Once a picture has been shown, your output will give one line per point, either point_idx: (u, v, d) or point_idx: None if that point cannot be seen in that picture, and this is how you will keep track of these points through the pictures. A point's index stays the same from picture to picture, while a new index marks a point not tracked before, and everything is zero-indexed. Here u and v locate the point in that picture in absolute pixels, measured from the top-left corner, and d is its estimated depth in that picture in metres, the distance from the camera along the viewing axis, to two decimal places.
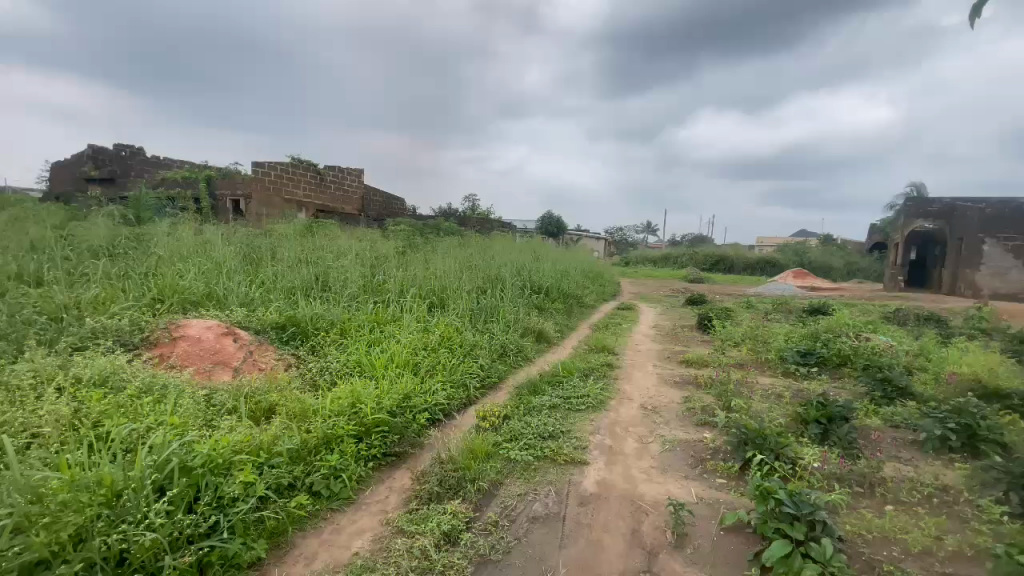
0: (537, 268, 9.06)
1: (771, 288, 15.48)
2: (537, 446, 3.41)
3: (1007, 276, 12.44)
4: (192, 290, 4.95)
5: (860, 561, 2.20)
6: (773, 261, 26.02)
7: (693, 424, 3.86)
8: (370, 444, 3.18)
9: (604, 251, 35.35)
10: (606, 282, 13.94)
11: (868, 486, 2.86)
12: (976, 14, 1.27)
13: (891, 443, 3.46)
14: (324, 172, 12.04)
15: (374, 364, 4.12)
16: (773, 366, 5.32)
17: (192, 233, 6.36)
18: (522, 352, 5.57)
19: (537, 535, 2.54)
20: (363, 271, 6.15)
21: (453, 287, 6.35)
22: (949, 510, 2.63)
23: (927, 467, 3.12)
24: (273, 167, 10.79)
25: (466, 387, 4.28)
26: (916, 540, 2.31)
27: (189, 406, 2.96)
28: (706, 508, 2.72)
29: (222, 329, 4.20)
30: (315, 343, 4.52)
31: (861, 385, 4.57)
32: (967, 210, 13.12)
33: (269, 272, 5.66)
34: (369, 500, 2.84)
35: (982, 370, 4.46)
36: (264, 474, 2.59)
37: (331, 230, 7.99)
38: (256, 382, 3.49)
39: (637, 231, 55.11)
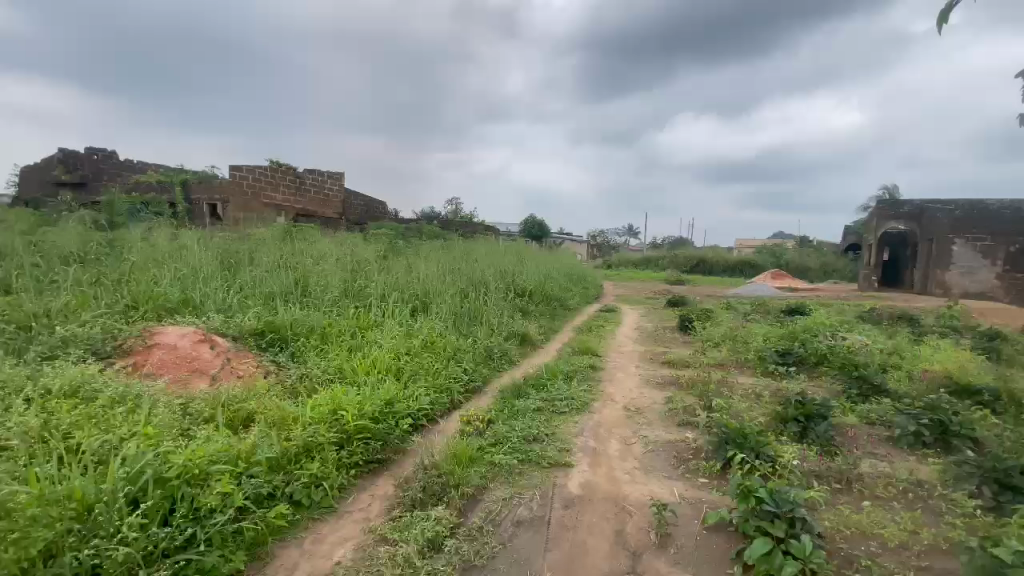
0: (520, 271, 9.09)
1: (751, 288, 16.00)
2: (522, 449, 3.40)
3: (975, 275, 12.67)
4: (168, 297, 4.83)
5: (839, 557, 2.23)
6: (752, 262, 26.51)
7: (675, 424, 3.90)
8: (352, 451, 3.13)
9: (587, 253, 35.69)
10: (590, 284, 14.07)
11: (845, 483, 2.91)
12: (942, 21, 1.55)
13: (868, 439, 3.53)
14: (303, 175, 11.91)
15: (356, 370, 4.08)
16: (752, 366, 5.40)
17: (168, 238, 6.22)
18: (507, 355, 5.58)
19: (522, 539, 2.53)
20: (345, 276, 6.08)
21: (437, 291, 6.33)
22: (924, 505, 2.69)
23: (903, 462, 3.19)
24: (251, 171, 10.66)
25: (450, 391, 4.26)
26: (892, 534, 2.36)
27: (164, 416, 2.87)
28: (689, 507, 2.74)
29: (199, 336, 4.10)
30: (295, 349, 4.46)
31: (837, 383, 4.67)
32: (936, 211, 13.60)
33: (247, 277, 5.56)
34: (351, 509, 2.79)
35: (952, 369, 4.61)
36: (243, 484, 2.52)
37: (311, 234, 7.91)
38: (234, 390, 3.42)
39: (619, 233, 55.69)
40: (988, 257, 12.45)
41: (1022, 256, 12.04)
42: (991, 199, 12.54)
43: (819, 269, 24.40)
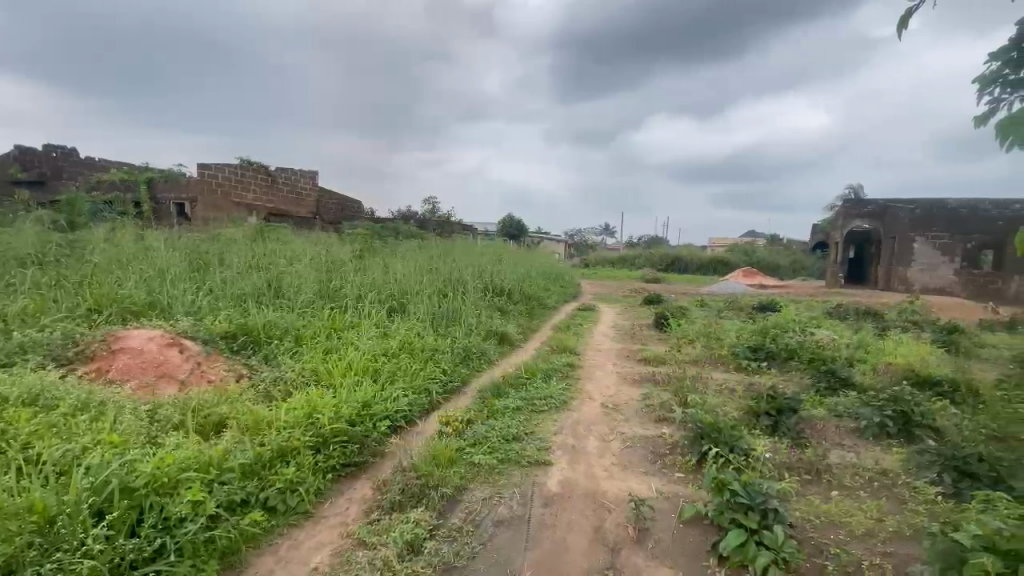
0: (499, 270, 9.08)
1: (723, 287, 15.86)
2: (501, 448, 3.41)
3: (935, 271, 13.28)
4: (133, 299, 4.68)
5: (809, 545, 2.30)
6: (725, 260, 27.03)
7: (652, 420, 3.96)
8: (329, 455, 3.08)
9: (565, 254, 35.97)
10: (567, 283, 14.10)
11: (815, 473, 3.01)
12: (902, 27, 1.54)
13: (835, 430, 3.64)
14: (275, 173, 11.62)
15: (331, 372, 4.01)
16: (726, 361, 5.53)
17: (133, 238, 6.02)
18: (486, 354, 5.58)
19: (502, 539, 2.53)
20: (319, 276, 5.97)
21: (414, 291, 6.27)
22: (888, 493, 2.79)
23: (868, 452, 3.31)
24: (221, 169, 10.41)
25: (429, 393, 4.22)
26: (859, 523, 2.44)
27: (131, 423, 2.78)
28: (665, 502, 2.78)
29: (166, 340, 3.97)
30: (268, 351, 4.36)
31: (807, 377, 4.81)
32: (898, 211, 14.04)
33: (217, 278, 5.41)
34: (329, 513, 2.75)
35: (913, 362, 4.81)
36: (215, 491, 2.46)
37: (284, 234, 7.74)
38: (204, 395, 3.32)
39: (596, 233, 56.22)
40: (947, 254, 13.08)
41: (978, 253, 12.64)
42: (948, 199, 13.08)
43: (789, 267, 25.09)
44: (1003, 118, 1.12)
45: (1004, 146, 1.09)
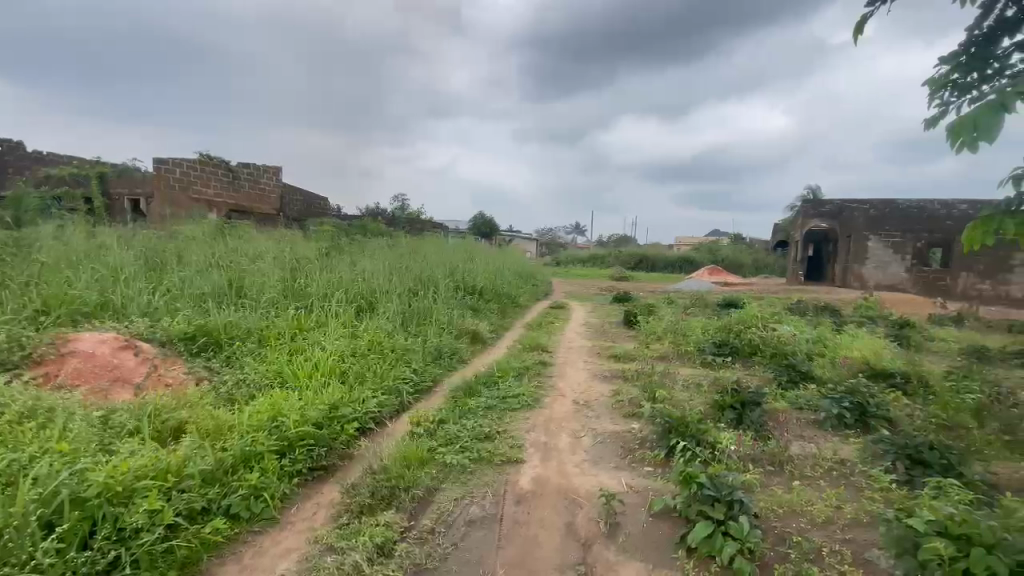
0: (470, 268, 9.03)
1: (686, 287, 15.75)
2: (473, 448, 3.38)
3: (887, 269, 13.91)
4: (85, 300, 4.45)
5: (773, 534, 2.37)
6: (692, 258, 27.65)
7: (621, 416, 4.01)
8: (295, 459, 3.00)
9: (536, 253, 36.15)
10: (538, 281, 14.13)
11: (777, 464, 3.11)
12: (858, 32, 1.66)
13: (796, 421, 3.76)
14: (237, 169, 11.24)
15: (296, 374, 3.91)
16: (693, 357, 5.65)
17: (84, 236, 5.72)
18: (458, 353, 5.54)
19: (474, 539, 2.51)
20: (283, 275, 5.79)
21: (383, 290, 6.17)
22: (846, 481, 2.90)
23: (828, 442, 3.43)
24: (178, 164, 10.04)
25: (399, 393, 4.16)
26: (819, 511, 2.53)
27: (83, 430, 2.64)
28: (636, 496, 2.81)
29: (121, 342, 3.79)
30: (230, 353, 4.21)
31: (769, 371, 4.96)
32: (854, 211, 14.62)
33: (175, 278, 5.20)
34: (295, 519, 2.68)
35: (868, 355, 5.03)
36: (174, 499, 2.36)
37: (246, 231, 7.50)
38: (162, 398, 3.18)
39: (567, 232, 56.72)
40: (899, 253, 13.74)
41: (928, 251, 13.49)
42: (901, 199, 13.71)
43: (752, 265, 25.90)
44: (954, 121, 1.20)
45: (955, 146, 1.17)
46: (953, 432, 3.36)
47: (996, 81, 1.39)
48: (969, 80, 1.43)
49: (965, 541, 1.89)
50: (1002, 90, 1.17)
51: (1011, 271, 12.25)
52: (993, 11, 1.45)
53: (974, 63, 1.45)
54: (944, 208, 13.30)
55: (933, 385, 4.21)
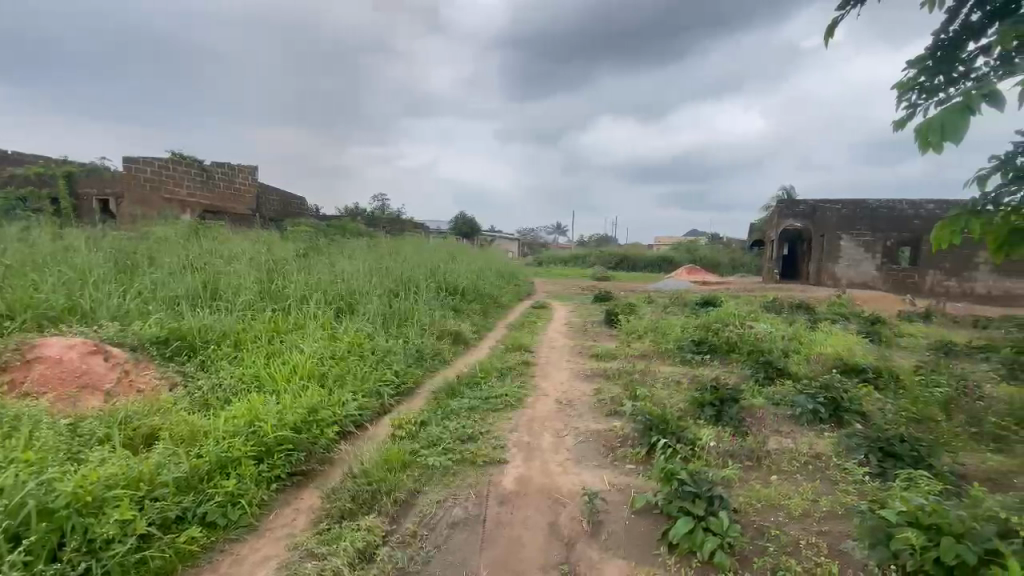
0: (451, 268, 8.98)
1: (662, 287, 15.80)
2: (455, 449, 3.36)
3: (859, 267, 14.29)
4: (51, 304, 4.29)
5: (752, 528, 2.41)
6: (670, 257, 28.02)
7: (603, 415, 4.04)
8: (273, 464, 2.94)
9: (517, 253, 36.22)
10: (519, 281, 14.16)
11: (755, 460, 3.16)
12: (829, 35, 1.68)
13: (773, 417, 3.84)
14: (210, 168, 11.00)
15: (274, 378, 3.84)
16: (673, 355, 5.73)
17: (50, 238, 5.52)
18: (439, 354, 5.50)
19: (457, 541, 2.49)
20: (259, 277, 5.68)
21: (363, 291, 6.09)
22: (821, 474, 2.97)
23: (805, 437, 3.51)
24: (149, 163, 9.77)
25: (380, 395, 4.12)
26: (796, 504, 2.58)
27: (49, 438, 2.54)
28: (618, 494, 2.83)
29: (89, 347, 3.66)
30: (204, 357, 4.11)
31: (746, 368, 5.05)
32: (826, 211, 14.90)
33: (147, 280, 5.05)
34: (274, 525, 2.62)
35: (841, 351, 5.17)
36: (147, 508, 2.29)
37: (221, 232, 7.33)
38: (134, 405, 3.09)
39: (549, 232, 56.97)
40: (870, 251, 14.15)
41: (896, 250, 13.95)
42: (871, 199, 14.11)
43: (729, 264, 26.39)
44: (920, 125, 1.22)
45: (922, 148, 1.19)
46: (923, 424, 3.48)
47: (960, 84, 1.43)
48: (935, 83, 1.47)
49: (935, 531, 1.95)
50: (967, 93, 1.20)
51: (975, 269, 12.73)
52: (959, 15, 1.49)
53: (940, 66, 1.50)
54: (912, 208, 13.71)
55: (903, 379, 4.34)
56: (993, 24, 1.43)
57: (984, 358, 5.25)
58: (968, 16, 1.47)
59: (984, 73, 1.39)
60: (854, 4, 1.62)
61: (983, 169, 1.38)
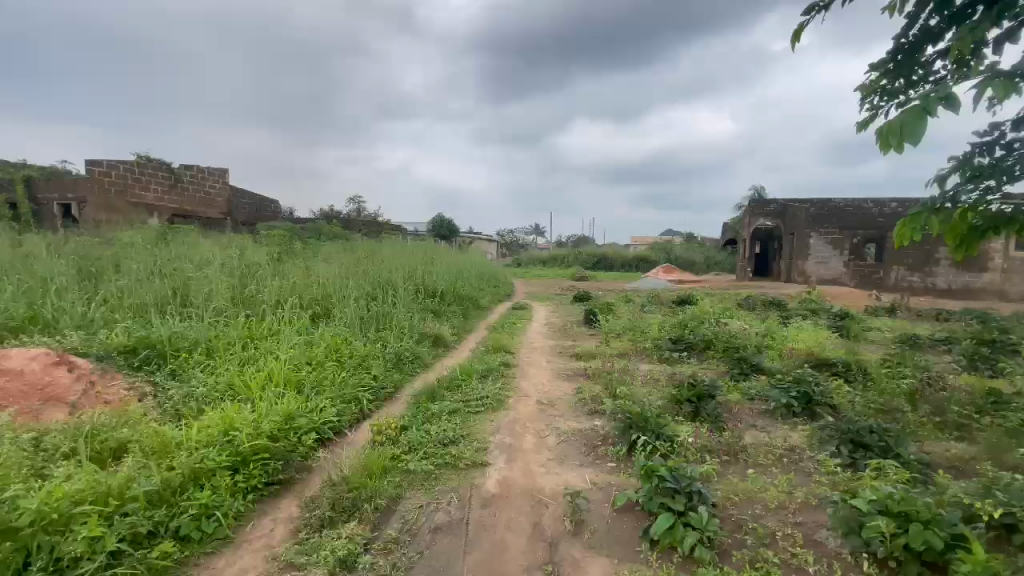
0: (429, 270, 8.93)
1: (638, 288, 15.81)
2: (437, 453, 3.34)
3: (828, 264, 14.73)
4: (10, 314, 4.11)
5: (730, 522, 2.46)
6: (647, 258, 28.42)
7: (584, 414, 4.07)
8: (249, 474, 2.87)
9: (496, 255, 36.24)
10: (498, 282, 14.18)
11: (732, 454, 3.22)
12: (796, 40, 1.72)
13: (749, 412, 3.92)
14: (179, 171, 10.73)
15: (248, 386, 3.75)
16: (651, 353, 5.80)
17: (7, 244, 5.30)
18: (419, 358, 5.46)
19: (440, 546, 2.47)
20: (232, 282, 5.55)
21: (339, 295, 6.00)
22: (796, 466, 3.05)
23: (779, 430, 3.59)
24: (114, 167, 9.46)
25: (358, 401, 4.06)
26: (772, 497, 2.65)
27: (11, 453, 2.44)
28: (599, 492, 2.85)
29: (52, 358, 3.52)
30: (175, 366, 4.00)
31: (723, 364, 5.16)
32: (795, 210, 15.33)
33: (113, 287, 4.88)
34: (251, 537, 2.56)
35: (812, 346, 5.32)
36: (116, 524, 2.22)
37: (190, 237, 7.14)
38: (101, 417, 2.98)
39: (527, 233, 57.17)
40: (837, 248, 14.60)
41: (862, 247, 14.40)
42: (838, 198, 14.56)
43: (704, 263, 26.90)
44: (882, 126, 1.26)
45: (885, 148, 1.23)
46: (890, 415, 3.61)
47: (920, 87, 1.50)
48: (897, 86, 1.53)
49: (904, 518, 2.03)
50: (926, 96, 1.24)
51: (936, 264, 13.24)
52: (918, 21, 1.54)
53: (902, 70, 1.56)
54: (876, 206, 14.18)
55: (871, 372, 4.49)
56: (951, 28, 1.48)
57: (946, 351, 5.46)
58: (927, 21, 1.52)
59: (942, 77, 1.45)
60: (820, 9, 1.66)
61: (944, 169, 1.41)
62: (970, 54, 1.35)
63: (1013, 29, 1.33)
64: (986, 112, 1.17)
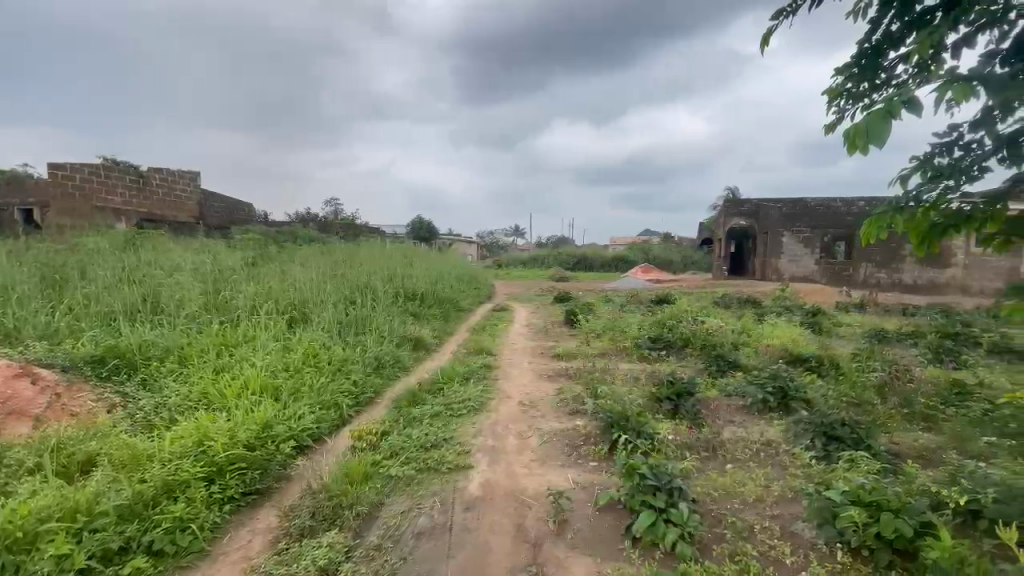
0: (409, 272, 8.87)
1: (617, 288, 15.95)
2: (419, 458, 3.31)
3: (800, 262, 15.13)
4: None
5: (710, 517, 2.51)
6: (626, 258, 28.74)
7: (566, 414, 4.09)
8: (225, 485, 2.81)
9: (476, 257, 36.21)
10: (479, 284, 14.17)
11: (711, 450, 3.28)
12: (764, 44, 1.75)
13: (727, 408, 4.00)
14: (147, 174, 10.42)
15: (223, 394, 3.67)
16: (631, 351, 5.87)
17: None
18: (400, 362, 5.41)
19: (424, 550, 2.45)
20: (204, 288, 5.41)
21: (316, 300, 5.91)
22: (773, 460, 3.12)
23: (755, 425, 3.67)
24: (79, 169, 9.13)
25: (338, 407, 4.00)
26: (750, 491, 2.70)
27: None
28: (582, 491, 2.87)
29: (14, 370, 3.38)
30: (146, 376, 3.88)
31: (701, 362, 5.25)
32: (768, 210, 15.71)
33: (78, 295, 4.71)
34: (228, 548, 2.49)
35: (786, 343, 5.45)
36: (85, 540, 2.14)
37: (160, 242, 6.93)
38: (68, 431, 2.88)
39: (507, 234, 57.24)
40: (809, 246, 15.00)
41: (832, 245, 14.82)
42: (808, 198, 14.98)
43: (681, 263, 27.31)
44: (849, 129, 1.30)
45: (853, 150, 1.26)
46: (861, 407, 3.72)
47: (883, 90, 1.54)
48: (860, 90, 1.58)
49: (875, 507, 2.10)
50: (890, 99, 1.28)
51: (901, 261, 13.71)
52: (880, 25, 1.59)
53: (865, 73, 1.61)
54: (845, 205, 14.61)
55: (843, 366, 4.62)
56: (911, 33, 1.53)
57: (912, 344, 5.66)
58: (889, 26, 1.56)
59: (903, 80, 1.50)
60: (787, 14, 1.70)
61: (905, 170, 1.45)
62: (930, 58, 1.40)
63: (970, 33, 1.37)
64: (947, 115, 1.20)
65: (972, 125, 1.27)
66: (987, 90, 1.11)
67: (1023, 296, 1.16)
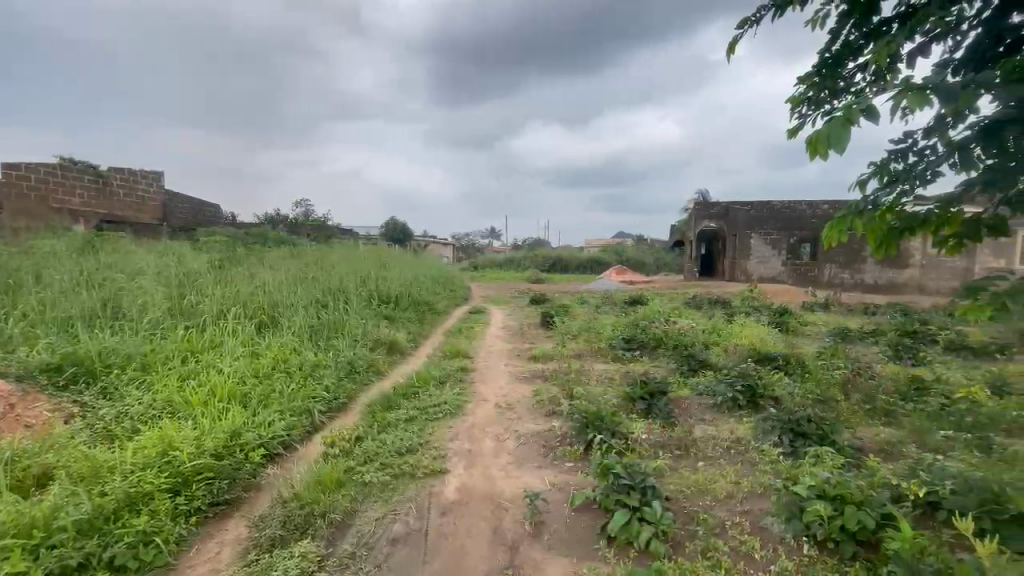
0: (384, 275, 8.79)
1: (593, 288, 16.63)
2: (394, 463, 3.27)
3: (768, 263, 15.56)
4: None
5: (682, 514, 2.55)
6: (601, 259, 29.09)
7: (542, 416, 4.10)
8: (191, 496, 2.72)
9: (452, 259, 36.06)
10: (455, 286, 14.17)
11: (683, 448, 3.34)
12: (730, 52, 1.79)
13: (698, 407, 4.08)
14: (107, 174, 10.02)
15: (189, 402, 3.56)
16: (605, 352, 5.93)
17: None
18: (374, 366, 5.34)
19: (399, 558, 2.42)
20: (169, 292, 5.23)
21: (287, 303, 5.78)
22: (742, 457, 3.19)
23: (726, 423, 3.75)
24: (33, 169, 8.72)
25: (310, 413, 3.91)
26: (721, 488, 2.75)
27: None
28: (558, 493, 2.88)
29: None
30: (107, 384, 3.73)
31: (672, 361, 5.35)
32: (737, 212, 16.17)
33: (32, 301, 4.49)
34: (195, 562, 2.42)
35: (754, 342, 5.60)
36: (42, 557, 2.05)
37: (122, 245, 6.67)
38: (22, 443, 2.74)
39: (484, 235, 57.37)
40: (776, 248, 15.44)
41: (798, 246, 15.30)
42: (775, 201, 15.44)
43: (655, 264, 27.77)
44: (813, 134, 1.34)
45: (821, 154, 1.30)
46: (826, 404, 3.84)
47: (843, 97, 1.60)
48: (822, 97, 1.63)
49: (839, 501, 2.17)
50: (850, 106, 1.32)
51: (863, 262, 14.23)
52: (840, 35, 1.65)
53: (826, 81, 1.66)
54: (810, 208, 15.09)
55: (808, 364, 4.77)
56: (868, 43, 1.59)
57: (873, 343, 5.88)
58: (848, 36, 1.62)
59: (862, 88, 1.56)
60: (752, 23, 1.75)
61: (864, 174, 1.51)
62: (887, 67, 1.46)
63: (923, 43, 1.43)
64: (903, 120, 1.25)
65: (925, 131, 1.32)
66: (939, 97, 1.16)
67: (975, 297, 1.22)
